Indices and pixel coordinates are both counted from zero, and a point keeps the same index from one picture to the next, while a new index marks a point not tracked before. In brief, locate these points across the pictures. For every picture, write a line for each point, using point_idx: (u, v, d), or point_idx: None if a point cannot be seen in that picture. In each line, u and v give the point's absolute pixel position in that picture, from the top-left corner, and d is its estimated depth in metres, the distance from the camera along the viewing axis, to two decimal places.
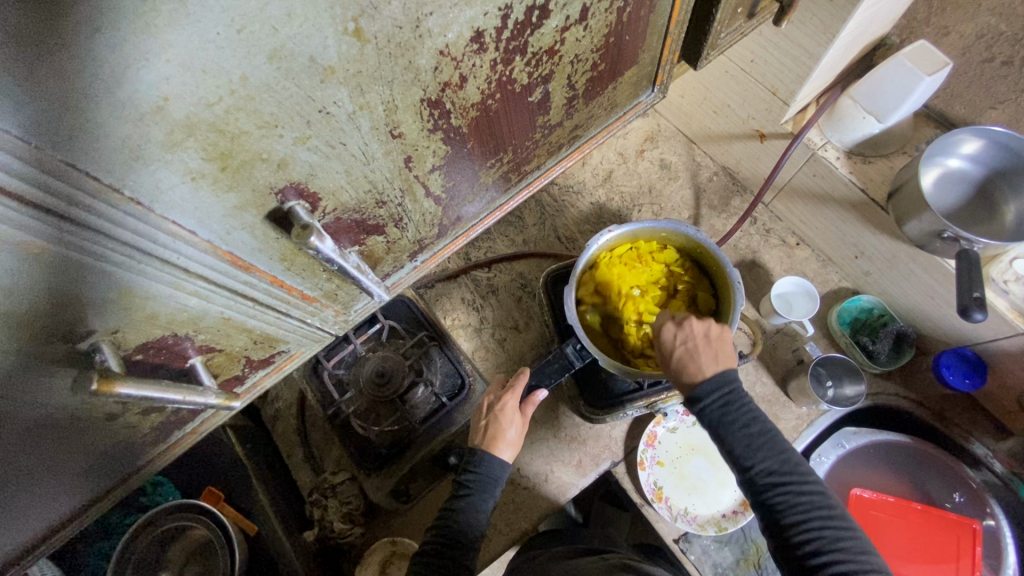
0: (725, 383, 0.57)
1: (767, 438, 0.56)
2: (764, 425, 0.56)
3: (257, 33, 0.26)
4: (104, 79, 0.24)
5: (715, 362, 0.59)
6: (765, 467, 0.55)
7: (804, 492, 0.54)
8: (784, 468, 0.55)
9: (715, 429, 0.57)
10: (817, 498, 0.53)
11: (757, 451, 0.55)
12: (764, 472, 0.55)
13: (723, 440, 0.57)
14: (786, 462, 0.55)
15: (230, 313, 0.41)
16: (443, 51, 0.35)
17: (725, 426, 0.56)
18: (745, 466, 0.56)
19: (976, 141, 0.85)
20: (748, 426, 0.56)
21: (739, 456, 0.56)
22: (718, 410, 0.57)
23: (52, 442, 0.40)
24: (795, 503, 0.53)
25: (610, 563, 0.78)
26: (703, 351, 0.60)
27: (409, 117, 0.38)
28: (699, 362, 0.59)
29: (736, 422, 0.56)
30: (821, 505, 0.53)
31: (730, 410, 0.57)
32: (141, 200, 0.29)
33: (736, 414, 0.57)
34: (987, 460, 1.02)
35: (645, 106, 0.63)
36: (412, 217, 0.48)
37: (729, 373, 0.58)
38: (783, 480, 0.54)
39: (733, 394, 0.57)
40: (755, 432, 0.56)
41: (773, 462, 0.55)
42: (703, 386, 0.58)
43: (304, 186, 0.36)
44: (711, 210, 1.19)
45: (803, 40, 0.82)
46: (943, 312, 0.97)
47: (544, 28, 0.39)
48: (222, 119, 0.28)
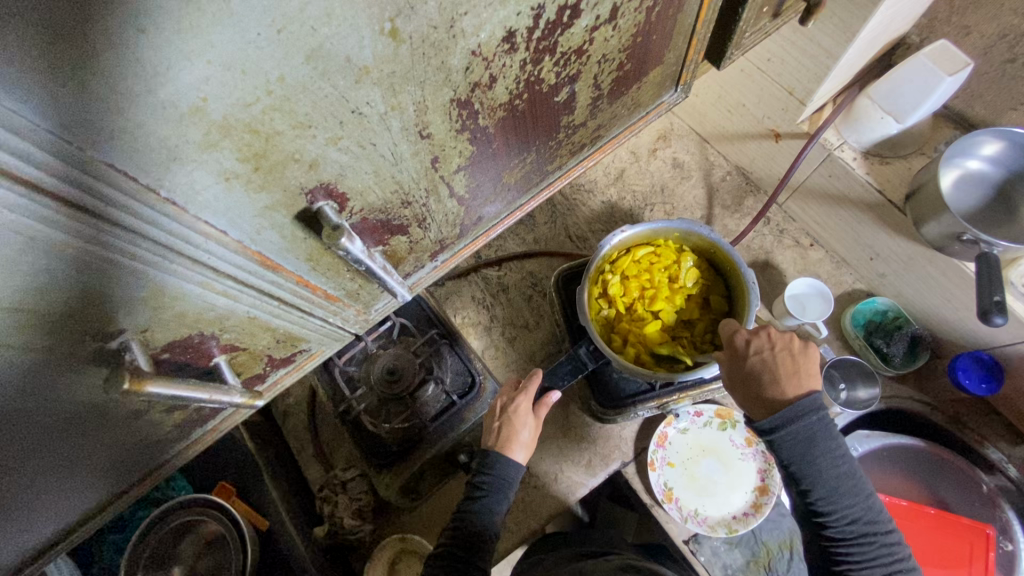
0: (816, 424, 0.62)
1: (851, 483, 0.63)
2: (850, 470, 0.63)
3: (296, 34, 0.26)
4: (146, 79, 0.24)
5: (795, 375, 0.64)
6: (846, 513, 0.63)
7: (873, 535, 0.63)
8: (862, 513, 0.64)
9: (798, 467, 0.63)
10: (884, 541, 0.63)
11: (841, 495, 0.63)
12: (842, 512, 0.63)
13: (808, 480, 0.63)
14: (864, 507, 0.64)
15: (255, 312, 0.41)
16: (475, 51, 0.34)
17: (811, 467, 0.62)
18: (826, 508, 0.64)
19: (997, 142, 0.84)
20: (832, 468, 0.62)
21: (821, 497, 0.64)
22: (809, 455, 0.62)
23: (79, 439, 0.40)
24: (867, 545, 0.63)
25: (612, 564, 0.78)
26: (782, 363, 0.64)
27: (438, 117, 0.37)
28: (778, 374, 0.64)
29: (826, 467, 0.62)
30: (887, 546, 0.63)
31: (819, 455, 0.62)
32: (176, 200, 0.29)
33: (827, 462, 0.62)
34: (1002, 466, 1.01)
35: (667, 105, 0.62)
36: (436, 217, 0.48)
37: (815, 397, 0.62)
38: (861, 524, 0.63)
39: (825, 438, 0.62)
40: (840, 477, 0.63)
41: (853, 507, 0.63)
42: (795, 421, 0.62)
43: (333, 186, 0.36)
44: (724, 209, 1.19)
45: (823, 40, 0.81)
46: (961, 315, 0.96)
47: (574, 28, 0.39)
48: (258, 119, 0.28)
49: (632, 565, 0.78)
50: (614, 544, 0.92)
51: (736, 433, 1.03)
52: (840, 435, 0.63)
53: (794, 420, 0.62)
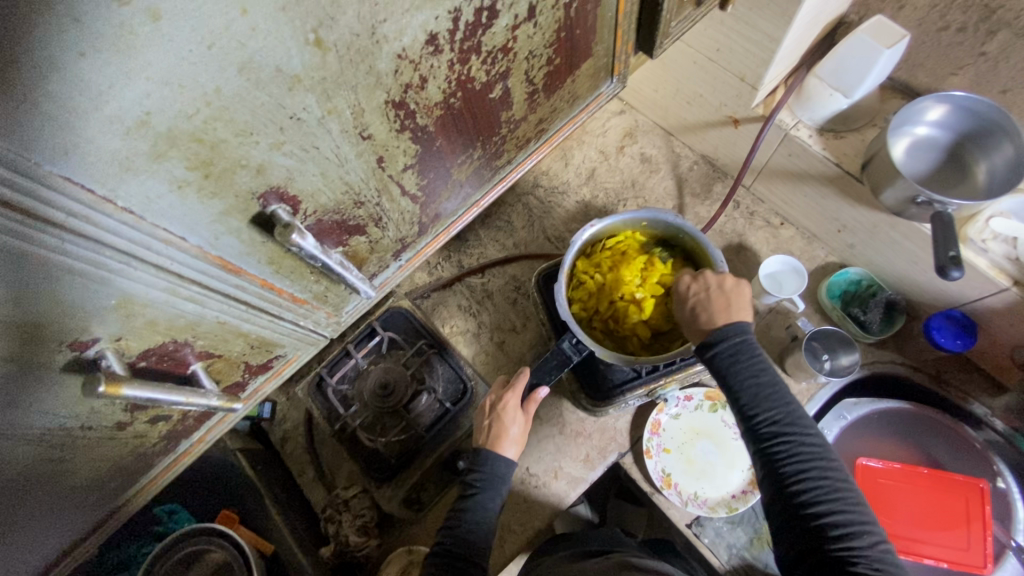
0: (741, 335, 0.63)
1: (774, 391, 0.62)
2: (774, 381, 0.62)
3: (225, 48, 0.29)
4: (91, 97, 0.26)
5: (726, 309, 0.65)
6: (770, 417, 0.61)
7: (805, 442, 0.59)
8: (788, 419, 0.60)
9: (725, 378, 0.63)
10: (815, 449, 0.59)
11: (764, 401, 0.61)
12: (768, 422, 0.61)
13: (732, 388, 0.62)
14: (791, 414, 0.61)
15: (225, 317, 0.44)
16: (401, 55, 0.38)
17: (734, 377, 0.62)
18: (750, 415, 0.61)
19: (942, 107, 0.87)
20: (757, 377, 0.62)
21: (745, 405, 0.62)
22: (731, 360, 0.63)
23: (52, 460, 0.43)
24: (796, 451, 0.59)
25: (610, 561, 0.79)
26: (717, 300, 0.67)
27: (377, 119, 0.41)
28: (713, 311, 0.66)
29: (747, 373, 0.62)
30: (818, 455, 0.59)
31: (742, 362, 0.62)
32: (135, 210, 0.32)
33: (748, 365, 0.62)
34: (987, 419, 1.04)
35: (607, 96, 0.66)
36: (392, 215, 0.51)
37: (744, 323, 0.64)
38: (786, 430, 0.60)
39: (745, 349, 0.63)
40: (765, 386, 0.62)
41: (778, 414, 0.61)
42: (720, 337, 0.64)
43: (284, 190, 0.39)
44: (694, 198, 1.23)
45: (762, 25, 0.86)
46: (925, 275, 1.00)
47: (495, 27, 0.42)
48: (201, 129, 0.31)
49: (632, 563, 0.78)
50: (617, 543, 0.93)
51: (727, 413, 1.06)
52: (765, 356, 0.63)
53: (718, 337, 0.64)
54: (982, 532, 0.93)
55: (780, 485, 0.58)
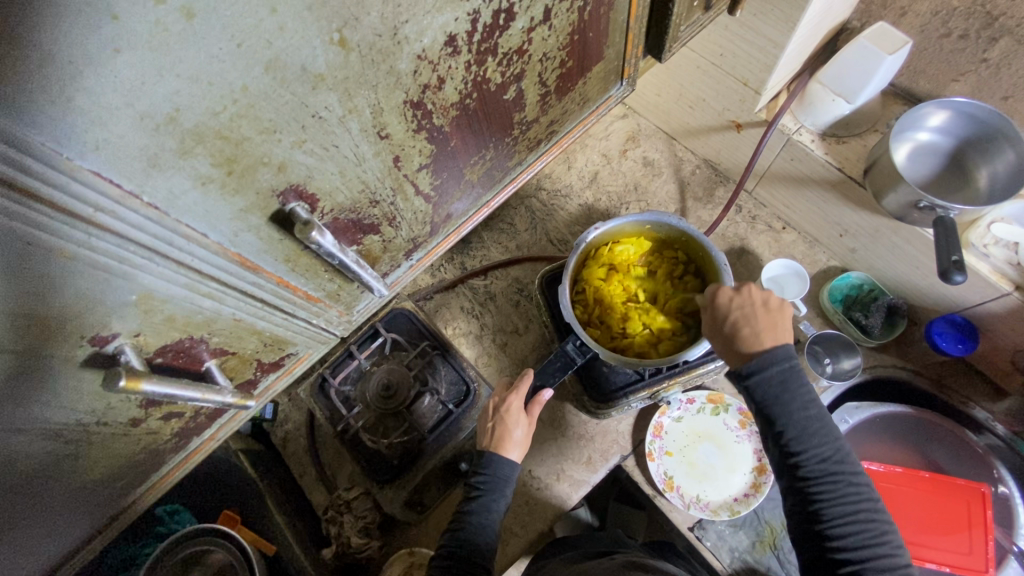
0: (789, 363, 0.62)
1: (823, 427, 0.61)
2: (823, 416, 0.61)
3: (253, 47, 0.30)
4: (123, 93, 0.27)
5: (772, 328, 0.64)
6: (818, 454, 0.60)
7: (849, 483, 0.59)
8: (836, 457, 0.60)
9: (773, 408, 0.61)
10: (861, 490, 0.59)
11: (813, 437, 0.60)
12: (814, 460, 0.60)
13: (780, 422, 0.61)
14: (838, 452, 0.60)
15: (241, 315, 0.44)
16: (420, 55, 0.38)
17: (784, 409, 0.61)
18: (796, 449, 0.60)
19: (942, 112, 0.88)
20: (807, 410, 0.61)
21: (791, 440, 0.61)
22: (781, 394, 0.61)
23: (66, 456, 0.43)
24: (841, 492, 0.59)
25: (615, 560, 0.79)
26: (762, 318, 0.65)
27: (395, 118, 0.41)
28: (756, 328, 0.64)
29: (796, 408, 0.61)
30: (861, 496, 0.59)
31: (791, 395, 0.61)
32: (159, 205, 0.32)
33: (798, 400, 0.61)
34: (990, 423, 1.04)
35: (616, 99, 0.67)
36: (405, 215, 0.52)
37: (790, 347, 0.62)
38: (834, 468, 0.60)
39: (795, 380, 0.62)
40: (812, 421, 0.61)
41: (824, 451, 0.60)
42: (770, 364, 0.62)
43: (302, 188, 0.39)
44: (697, 202, 1.23)
45: (767, 30, 0.86)
46: (928, 280, 1.00)
47: (511, 30, 0.43)
48: (227, 126, 0.32)
49: (637, 564, 0.77)
50: (621, 545, 0.93)
51: (729, 416, 1.06)
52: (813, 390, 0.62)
53: (767, 363, 0.62)
54: (983, 535, 0.94)
55: (819, 523, 0.59)
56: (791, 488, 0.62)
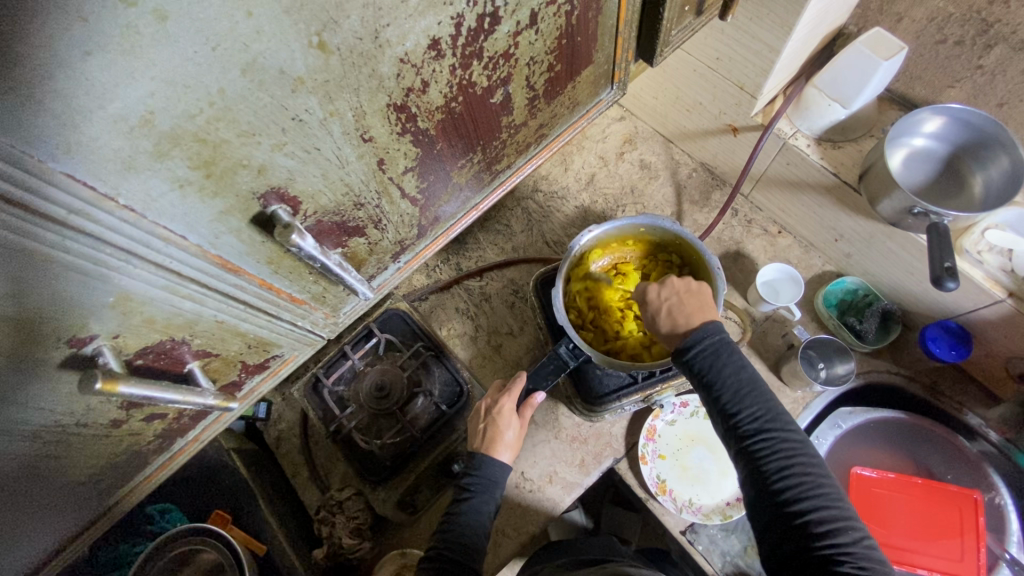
0: (717, 335, 0.63)
1: (755, 388, 0.61)
2: (755, 378, 0.61)
3: (230, 50, 0.30)
4: (96, 96, 0.27)
5: (699, 310, 0.66)
6: (752, 414, 0.59)
7: (787, 439, 0.58)
8: (771, 416, 0.59)
9: (706, 375, 0.62)
10: (798, 446, 0.58)
11: (746, 398, 0.60)
12: (750, 420, 0.60)
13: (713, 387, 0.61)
14: (772, 411, 0.60)
15: (223, 317, 0.44)
16: (403, 58, 0.38)
17: (716, 374, 0.61)
18: (732, 412, 0.60)
19: (938, 119, 0.88)
20: (739, 373, 0.61)
21: (726, 403, 0.61)
22: (712, 360, 0.62)
23: (45, 456, 0.43)
24: (779, 448, 0.57)
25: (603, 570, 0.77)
26: (688, 303, 0.67)
27: (378, 121, 0.41)
28: (688, 312, 0.66)
29: (727, 371, 0.61)
30: (801, 452, 0.57)
31: (722, 361, 0.62)
32: (135, 207, 0.32)
33: (728, 363, 0.62)
34: (982, 430, 1.04)
35: (607, 102, 0.67)
36: (391, 218, 0.52)
37: (716, 323, 0.64)
38: (769, 427, 0.59)
39: (725, 348, 0.63)
40: (745, 383, 0.61)
41: (759, 410, 0.60)
42: (699, 337, 0.63)
43: (284, 190, 0.39)
44: (693, 205, 1.23)
45: (762, 34, 0.86)
46: (921, 286, 1.00)
47: (497, 33, 0.43)
48: (204, 129, 0.32)
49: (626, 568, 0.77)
50: (612, 551, 0.92)
51: None
52: (744, 356, 0.63)
53: (697, 338, 0.63)
54: (975, 542, 0.93)
55: (764, 482, 0.57)
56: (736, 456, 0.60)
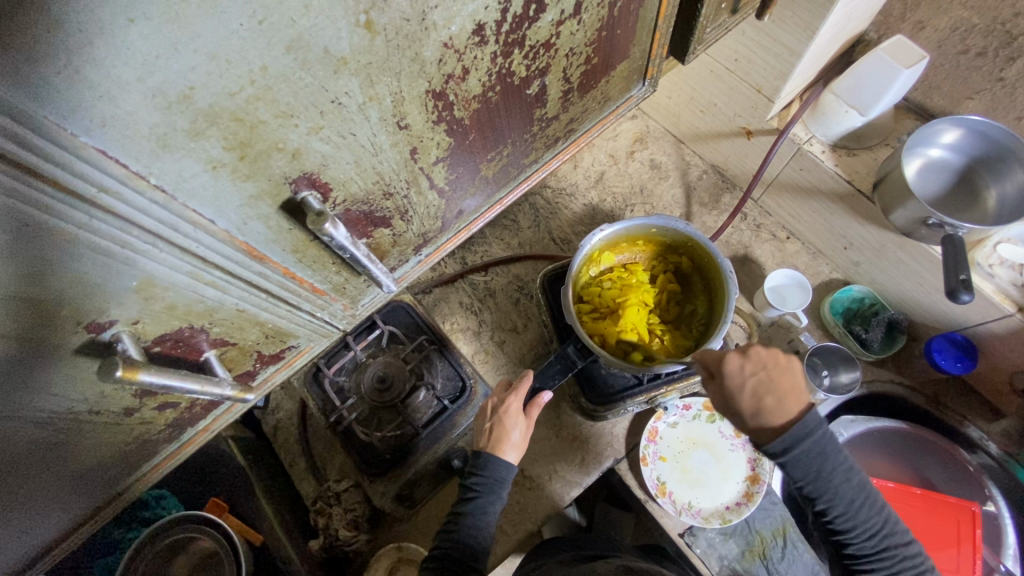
0: (828, 443, 0.58)
1: (868, 501, 0.60)
2: (865, 489, 0.60)
3: (277, 25, 0.28)
4: (136, 68, 0.25)
5: (793, 391, 0.58)
6: (866, 531, 0.60)
7: (898, 551, 0.61)
8: (882, 528, 0.61)
9: (817, 494, 0.60)
10: (908, 556, 0.61)
11: (859, 514, 0.60)
12: (864, 535, 0.60)
13: (828, 507, 0.60)
14: (883, 521, 0.61)
15: (244, 305, 0.42)
16: (447, 43, 0.36)
17: (831, 494, 0.59)
18: (846, 530, 0.60)
19: (955, 130, 0.87)
20: (852, 491, 0.59)
21: (841, 521, 0.60)
22: (826, 479, 0.59)
23: (54, 444, 0.41)
24: (890, 562, 0.60)
25: (611, 565, 0.76)
26: (782, 381, 0.58)
27: (415, 108, 0.39)
28: (779, 394, 0.58)
29: (842, 488, 0.59)
30: (910, 561, 0.60)
31: (835, 478, 0.59)
32: (166, 187, 0.31)
33: (844, 483, 0.59)
34: (983, 443, 1.04)
35: (637, 99, 0.65)
36: (418, 209, 0.50)
37: (815, 416, 0.58)
38: (880, 540, 0.60)
39: (836, 460, 0.59)
40: (859, 499, 0.60)
41: (873, 525, 0.60)
42: (808, 448, 0.57)
43: (316, 176, 0.37)
44: (702, 207, 1.22)
45: (785, 38, 0.85)
46: (931, 298, 0.99)
47: (540, 22, 0.41)
48: (243, 108, 0.30)
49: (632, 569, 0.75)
50: (614, 550, 0.92)
51: (725, 424, 1.05)
52: (851, 457, 0.60)
53: (807, 446, 0.58)
54: (971, 553, 0.93)
55: None
56: (841, 555, 0.63)
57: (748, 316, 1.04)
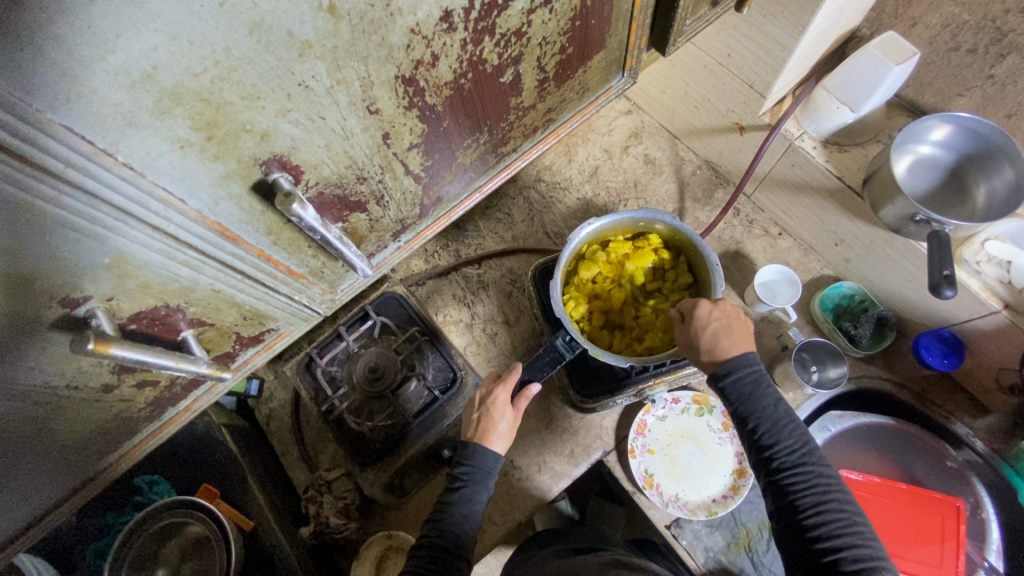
0: (756, 365, 0.65)
1: (791, 422, 0.63)
2: (790, 412, 0.64)
3: (237, 7, 0.29)
4: (97, 46, 0.26)
5: (744, 339, 0.67)
6: (788, 446, 0.62)
7: (821, 474, 0.60)
8: (805, 450, 0.62)
9: (742, 405, 0.64)
10: (831, 482, 0.60)
11: (782, 430, 0.63)
12: (786, 452, 0.62)
13: (751, 417, 0.64)
14: (807, 445, 0.62)
15: (219, 285, 0.43)
16: (414, 29, 0.37)
17: (754, 405, 0.64)
18: (768, 444, 0.62)
19: (946, 126, 0.88)
20: (775, 407, 0.64)
21: (763, 434, 0.63)
22: (749, 390, 0.64)
23: (35, 418, 0.42)
24: (811, 481, 0.60)
25: (599, 559, 0.77)
26: (734, 330, 0.67)
27: (385, 93, 0.40)
28: (731, 338, 0.67)
29: (766, 403, 0.64)
30: (835, 488, 0.60)
31: (760, 392, 0.64)
32: (134, 165, 0.32)
33: (765, 395, 0.64)
34: (970, 439, 1.03)
35: (617, 90, 0.66)
36: (394, 195, 0.51)
37: (756, 356, 0.66)
38: (803, 460, 0.61)
39: (764, 379, 0.65)
40: (781, 416, 0.63)
41: (795, 443, 0.62)
42: (738, 367, 0.65)
43: (286, 158, 0.39)
44: (695, 203, 1.23)
45: (775, 34, 0.85)
46: (918, 294, 1.00)
47: (510, 10, 0.42)
48: (208, 89, 0.31)
49: (620, 561, 0.76)
50: (603, 542, 0.92)
51: (713, 418, 1.06)
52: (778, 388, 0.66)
53: (738, 365, 0.65)
54: (955, 549, 0.94)
55: (795, 513, 0.59)
56: (768, 485, 0.63)
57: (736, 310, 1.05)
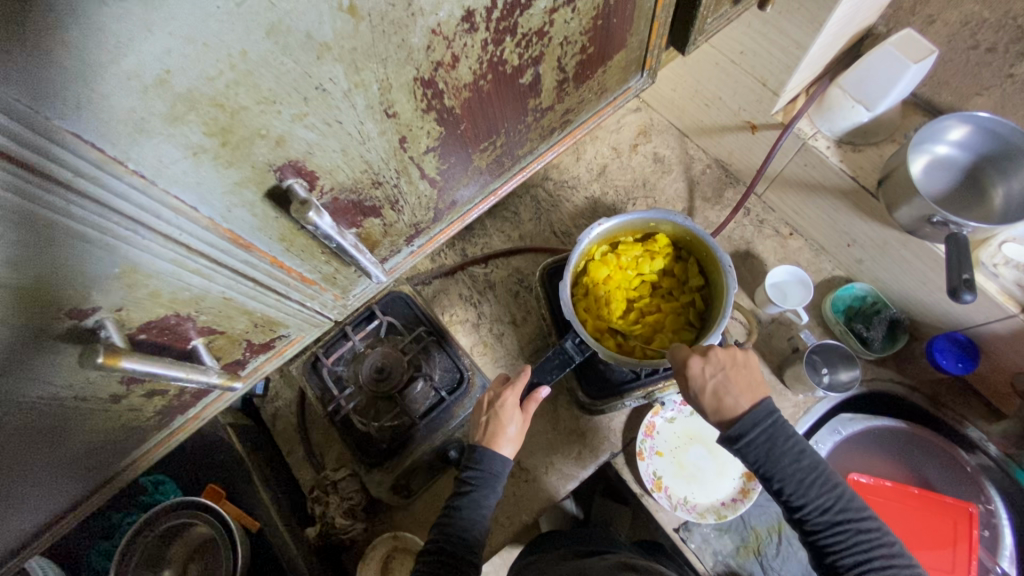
0: (772, 419, 0.63)
1: (819, 476, 0.62)
2: (816, 464, 0.62)
3: (255, 8, 0.28)
4: (109, 49, 0.25)
5: (748, 388, 0.65)
6: (819, 506, 0.61)
7: (859, 528, 0.59)
8: (838, 505, 0.61)
9: (766, 468, 0.63)
10: (870, 534, 0.59)
11: (810, 489, 0.61)
12: (818, 511, 0.61)
13: (777, 480, 0.62)
14: (838, 498, 0.61)
15: (231, 294, 0.42)
16: (435, 30, 0.36)
17: (779, 468, 0.62)
18: (799, 506, 0.61)
19: (964, 126, 0.85)
20: (800, 464, 0.62)
21: (792, 496, 0.62)
22: (770, 451, 0.62)
23: (42, 430, 0.41)
24: (850, 539, 0.59)
25: (608, 562, 0.76)
26: (734, 381, 0.65)
27: (403, 96, 0.39)
28: (736, 392, 0.65)
29: (789, 462, 0.62)
30: (872, 537, 0.59)
31: (781, 451, 0.62)
32: (145, 173, 0.30)
33: (788, 454, 0.62)
34: (982, 443, 1.03)
35: (635, 91, 0.64)
36: (409, 199, 0.50)
37: (765, 404, 0.63)
38: (836, 517, 0.60)
39: (780, 434, 0.63)
40: (808, 472, 0.62)
41: (827, 499, 0.61)
42: (753, 427, 0.63)
43: (301, 164, 0.37)
44: (705, 202, 1.21)
45: (791, 31, 0.83)
46: (934, 297, 0.98)
47: (533, 9, 0.40)
48: (222, 93, 0.30)
49: (629, 564, 0.75)
50: (613, 545, 0.91)
51: None
52: (800, 436, 0.63)
53: (752, 425, 0.63)
54: (966, 554, 0.93)
55: (840, 573, 0.59)
56: (808, 542, 0.62)
57: (748, 312, 1.03)
